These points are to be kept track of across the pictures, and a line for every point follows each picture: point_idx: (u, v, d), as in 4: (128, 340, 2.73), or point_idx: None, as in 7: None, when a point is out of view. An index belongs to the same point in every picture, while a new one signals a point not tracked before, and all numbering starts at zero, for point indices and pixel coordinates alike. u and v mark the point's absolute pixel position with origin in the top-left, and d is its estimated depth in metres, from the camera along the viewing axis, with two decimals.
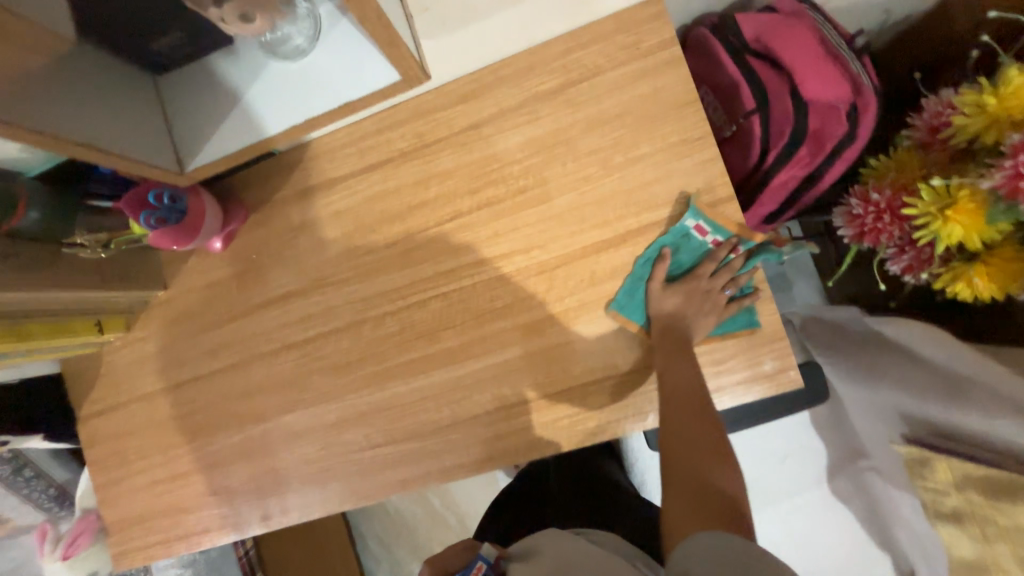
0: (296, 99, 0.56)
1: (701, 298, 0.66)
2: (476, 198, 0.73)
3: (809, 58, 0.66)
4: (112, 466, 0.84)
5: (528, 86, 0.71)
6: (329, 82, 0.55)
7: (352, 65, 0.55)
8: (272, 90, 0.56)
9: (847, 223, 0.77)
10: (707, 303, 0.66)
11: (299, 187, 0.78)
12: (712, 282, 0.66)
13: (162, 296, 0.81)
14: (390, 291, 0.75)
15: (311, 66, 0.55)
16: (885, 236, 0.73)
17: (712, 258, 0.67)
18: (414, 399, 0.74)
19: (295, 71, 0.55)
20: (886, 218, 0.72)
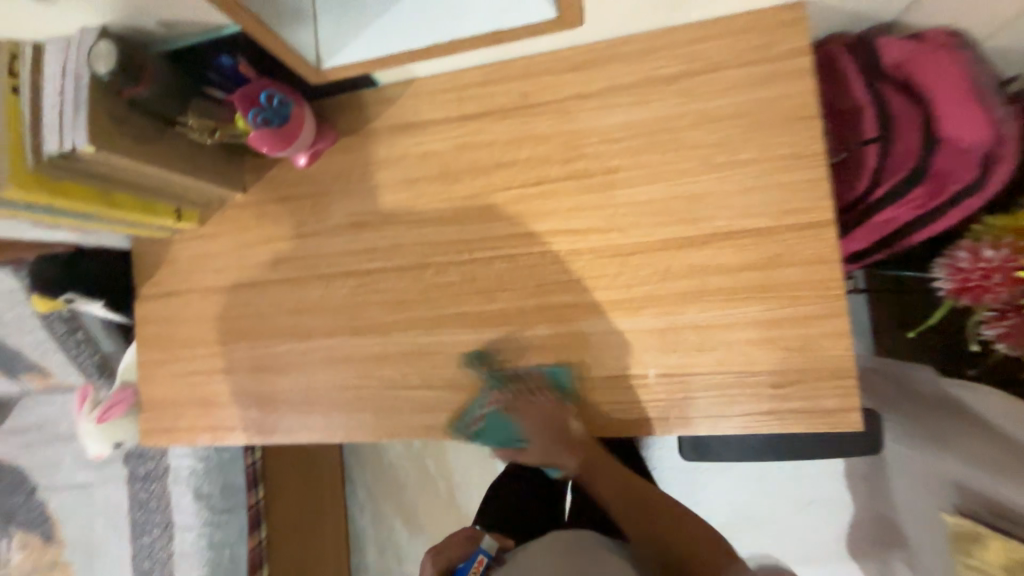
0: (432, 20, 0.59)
1: (557, 432, 0.72)
2: (565, 169, 0.72)
3: (952, 96, 0.63)
4: (159, 348, 0.87)
5: (644, 67, 0.70)
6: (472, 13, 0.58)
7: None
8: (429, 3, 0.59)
9: (948, 276, 0.73)
10: (554, 428, 0.72)
11: (393, 121, 0.78)
12: (538, 400, 0.72)
13: (239, 198, 0.84)
14: (459, 241, 0.75)
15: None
16: (989, 296, 0.70)
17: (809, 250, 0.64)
18: (458, 351, 0.74)
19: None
20: (996, 278, 0.68)
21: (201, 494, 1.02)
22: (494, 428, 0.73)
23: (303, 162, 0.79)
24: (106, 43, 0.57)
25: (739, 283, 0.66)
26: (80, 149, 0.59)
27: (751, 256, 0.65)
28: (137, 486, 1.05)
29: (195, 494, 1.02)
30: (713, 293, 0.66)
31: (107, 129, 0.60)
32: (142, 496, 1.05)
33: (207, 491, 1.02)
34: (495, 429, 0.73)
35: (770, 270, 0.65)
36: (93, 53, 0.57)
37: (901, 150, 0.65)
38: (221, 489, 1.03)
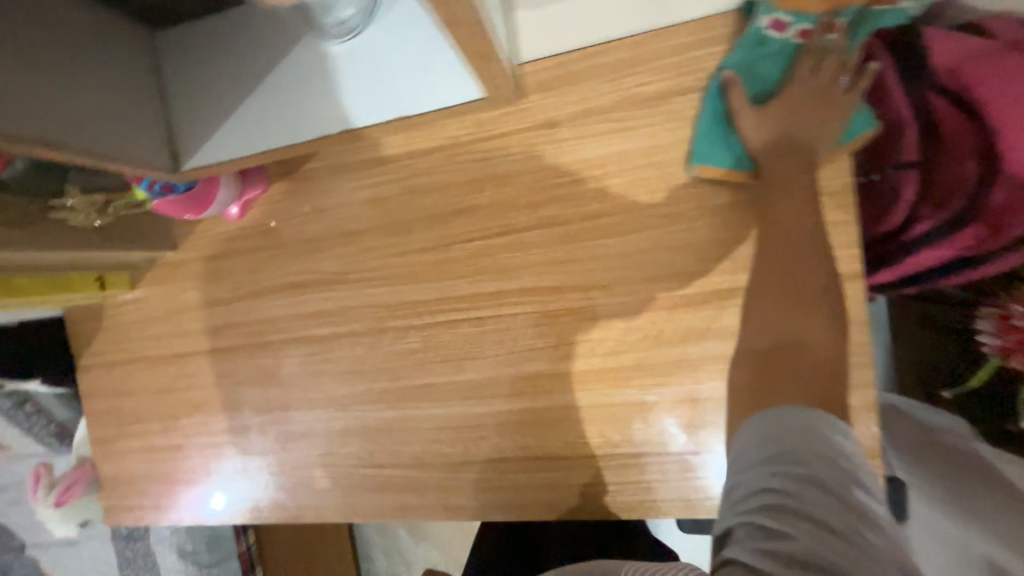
0: (319, 103, 0.54)
1: (811, 104, 0.52)
2: (535, 215, 0.60)
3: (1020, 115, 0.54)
4: (109, 422, 0.80)
5: (623, 85, 0.56)
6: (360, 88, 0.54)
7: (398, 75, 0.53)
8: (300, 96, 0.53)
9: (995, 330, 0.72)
10: (817, 108, 0.52)
11: (330, 161, 0.66)
12: (821, 75, 0.52)
13: (169, 257, 0.73)
14: (418, 303, 0.65)
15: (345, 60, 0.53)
16: None
17: None
18: (426, 426, 0.66)
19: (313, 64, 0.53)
20: None
21: (186, 552, 0.99)
22: (764, 59, 0.54)
23: (236, 213, 0.68)
24: None
25: None
26: None
27: None
28: (121, 545, 1.02)
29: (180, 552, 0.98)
30: (714, 362, 0.57)
31: None
32: (127, 554, 1.02)
33: (192, 547, 0.99)
34: (772, 60, 0.54)
35: None
36: None
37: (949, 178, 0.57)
38: (207, 543, 1.00)
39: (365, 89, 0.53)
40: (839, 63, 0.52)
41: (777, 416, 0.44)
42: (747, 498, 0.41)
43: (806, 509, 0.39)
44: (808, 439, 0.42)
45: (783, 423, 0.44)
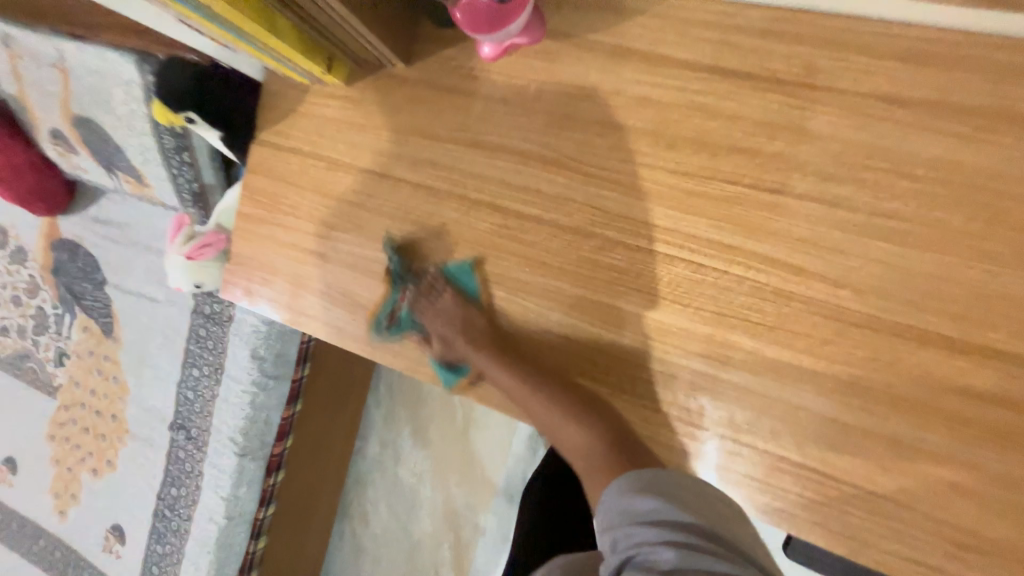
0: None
1: (439, 315, 0.69)
2: (816, 189, 0.55)
3: None
4: (263, 205, 0.79)
5: (998, 94, 0.50)
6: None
7: None
8: None
9: None
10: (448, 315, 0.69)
11: (618, 43, 0.61)
12: (429, 300, 0.70)
13: (398, 70, 0.69)
14: (642, 223, 0.61)
15: None
16: None
17: None
18: (588, 344, 0.64)
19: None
20: None
21: (256, 355, 1.00)
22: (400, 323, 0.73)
23: (487, 53, 0.63)
24: None
25: (982, 415, 0.51)
26: None
27: (1016, 391, 0.50)
28: (199, 321, 1.04)
29: (251, 352, 1.00)
30: (936, 415, 0.52)
31: None
32: (200, 332, 1.04)
33: (262, 354, 1.00)
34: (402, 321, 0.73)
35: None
36: None
37: None
38: (276, 356, 1.01)
39: None
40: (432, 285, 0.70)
41: (624, 482, 0.57)
42: (628, 540, 0.53)
43: (668, 534, 0.51)
44: (649, 485, 0.55)
45: (626, 486, 0.56)
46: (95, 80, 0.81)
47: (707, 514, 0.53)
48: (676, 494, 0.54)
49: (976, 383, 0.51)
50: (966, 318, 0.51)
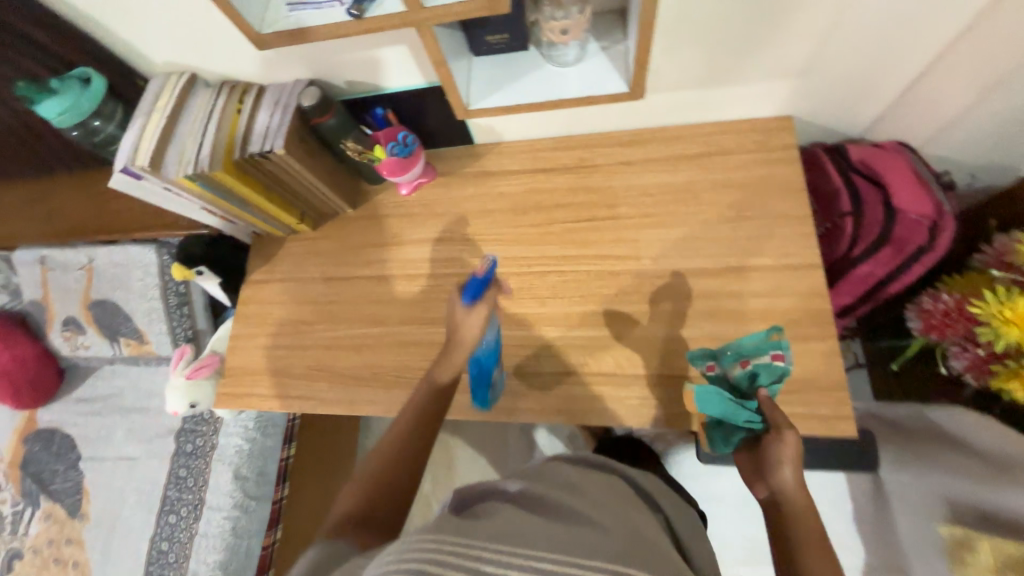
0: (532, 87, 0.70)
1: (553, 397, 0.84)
2: (609, 213, 0.93)
3: (902, 177, 0.83)
4: (253, 325, 1.03)
5: (671, 148, 0.95)
6: (609, 77, 0.68)
7: (598, 67, 0.69)
8: (524, 83, 0.71)
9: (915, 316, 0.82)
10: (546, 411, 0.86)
11: (479, 169, 1.03)
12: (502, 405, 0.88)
13: (348, 212, 1.06)
14: (522, 258, 0.94)
15: (563, 68, 0.70)
16: (951, 333, 0.77)
17: (799, 286, 0.81)
18: (511, 344, 0.89)
19: (585, 71, 0.69)
20: (954, 317, 0.77)
21: (239, 476, 1.08)
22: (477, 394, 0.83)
23: (405, 191, 1.03)
24: (315, 88, 0.85)
25: (749, 305, 0.82)
26: (276, 152, 0.83)
27: (757, 286, 0.83)
28: (180, 461, 1.12)
29: (234, 473, 1.07)
30: (726, 315, 0.82)
31: (294, 140, 0.85)
32: (180, 472, 1.11)
33: (245, 474, 1.08)
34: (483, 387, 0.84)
35: (772, 298, 0.81)
36: (304, 93, 0.84)
37: (869, 220, 0.86)
38: (258, 474, 1.09)
39: (566, 80, 0.69)
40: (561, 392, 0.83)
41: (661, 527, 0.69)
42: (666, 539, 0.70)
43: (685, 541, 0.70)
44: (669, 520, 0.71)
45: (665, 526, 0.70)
46: (117, 270, 1.09)
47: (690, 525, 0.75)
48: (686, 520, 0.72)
49: (736, 289, 0.83)
50: (713, 255, 0.86)
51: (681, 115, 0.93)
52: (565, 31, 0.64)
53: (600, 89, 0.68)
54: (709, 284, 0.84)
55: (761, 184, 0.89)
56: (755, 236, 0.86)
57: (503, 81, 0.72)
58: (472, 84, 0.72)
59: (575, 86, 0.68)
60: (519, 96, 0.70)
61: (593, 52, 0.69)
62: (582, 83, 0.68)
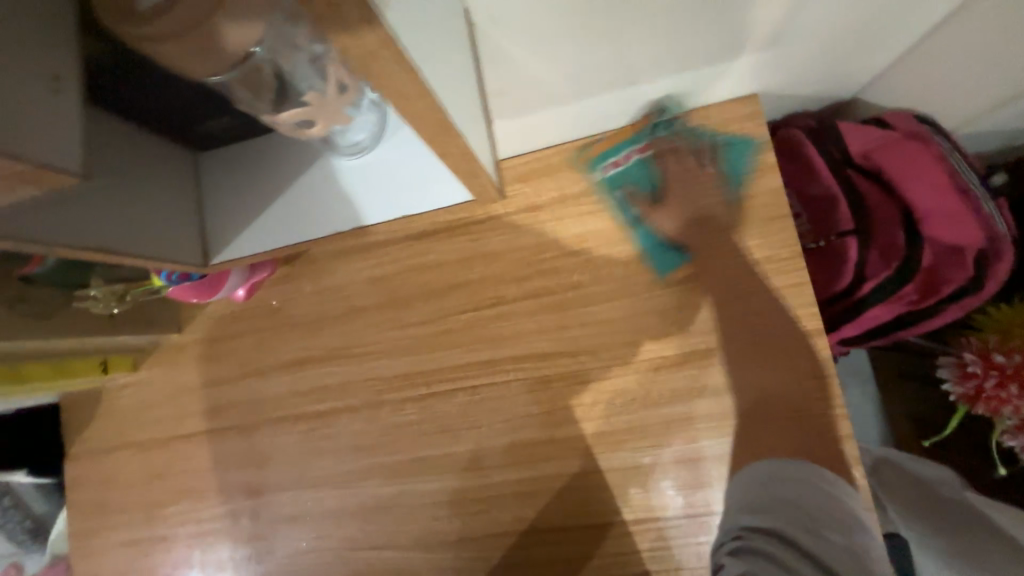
0: (328, 208, 0.52)
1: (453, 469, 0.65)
2: (522, 288, 0.65)
3: (919, 168, 0.60)
4: (91, 516, 0.77)
5: (595, 175, 0.64)
6: (450, 177, 0.52)
7: (402, 165, 0.52)
8: (290, 211, 0.52)
9: (957, 381, 0.68)
10: (489, 558, 0.63)
11: (335, 247, 0.71)
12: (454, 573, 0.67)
13: (174, 340, 0.76)
14: (414, 374, 0.67)
15: (364, 162, 0.52)
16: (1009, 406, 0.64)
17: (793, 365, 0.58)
18: (426, 502, 0.65)
19: (392, 154, 0.52)
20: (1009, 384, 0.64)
21: None
22: None
23: (241, 296, 0.71)
24: None
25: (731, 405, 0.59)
26: None
27: (739, 373, 0.59)
28: None
29: None
30: (702, 420, 0.59)
31: None
32: None
33: None
34: None
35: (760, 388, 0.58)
36: None
37: (883, 242, 0.61)
38: None
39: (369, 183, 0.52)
40: None
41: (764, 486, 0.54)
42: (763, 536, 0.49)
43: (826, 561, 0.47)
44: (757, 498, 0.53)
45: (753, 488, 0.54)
46: None
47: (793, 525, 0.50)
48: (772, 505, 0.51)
49: (708, 378, 0.60)
50: (673, 335, 0.61)
51: (554, 127, 0.60)
52: (308, 121, 0.43)
53: (429, 201, 0.53)
54: (674, 380, 0.60)
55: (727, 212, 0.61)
56: (723, 296, 0.60)
57: (265, 199, 0.53)
58: (209, 212, 0.53)
59: (415, 186, 0.52)
60: (298, 222, 0.52)
61: (389, 124, 0.52)
62: (389, 194, 0.52)
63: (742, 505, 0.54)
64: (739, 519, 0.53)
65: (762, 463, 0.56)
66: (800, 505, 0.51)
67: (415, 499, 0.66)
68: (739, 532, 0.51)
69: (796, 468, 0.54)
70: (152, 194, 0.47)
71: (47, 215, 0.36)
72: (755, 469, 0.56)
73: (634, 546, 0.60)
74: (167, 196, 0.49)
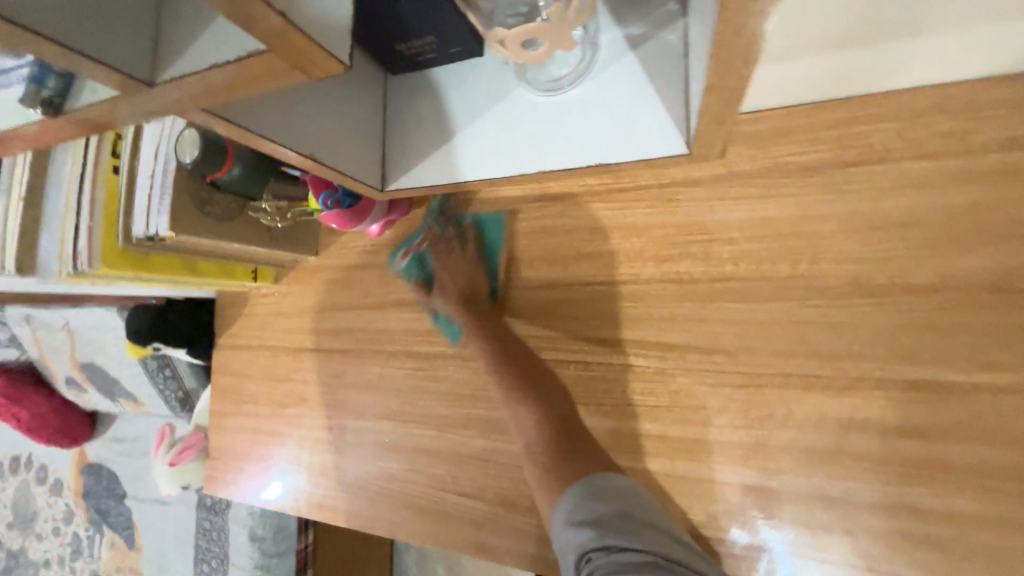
0: (515, 148, 0.50)
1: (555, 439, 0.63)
2: (660, 270, 0.59)
3: None
4: (226, 401, 0.89)
5: (774, 153, 0.55)
6: (663, 122, 0.44)
7: (607, 106, 0.46)
8: (479, 147, 0.51)
9: None
10: None
11: (468, 197, 0.70)
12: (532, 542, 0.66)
13: (310, 261, 0.82)
14: (528, 337, 0.66)
15: (560, 100, 0.48)
16: None
17: (1001, 422, 0.46)
18: (517, 464, 0.65)
19: (598, 94, 0.47)
20: None
21: (256, 537, 1.02)
22: None
23: (375, 231, 0.74)
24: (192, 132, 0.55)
25: (902, 451, 0.49)
26: (163, 234, 0.58)
27: (917, 418, 0.49)
28: (201, 515, 1.10)
29: (251, 535, 1.02)
30: (854, 459, 0.50)
31: (189, 211, 0.60)
32: (205, 525, 1.09)
33: (261, 534, 1.02)
34: None
35: (944, 440, 0.48)
36: (181, 142, 0.56)
37: None
38: (274, 533, 1.01)
39: (564, 124, 0.48)
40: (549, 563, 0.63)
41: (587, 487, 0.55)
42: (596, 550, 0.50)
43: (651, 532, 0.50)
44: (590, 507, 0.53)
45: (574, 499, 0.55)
46: (91, 335, 0.98)
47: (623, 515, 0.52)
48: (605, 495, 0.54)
49: (875, 414, 0.50)
50: (838, 355, 0.52)
51: (756, 95, 0.53)
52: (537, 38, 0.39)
53: (625, 149, 0.45)
54: (826, 406, 0.52)
55: (950, 220, 0.49)
56: (918, 322, 0.49)
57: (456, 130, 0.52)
58: (398, 141, 0.54)
59: (610, 131, 0.46)
60: (481, 158, 0.50)
61: (596, 61, 0.47)
62: (583, 138, 0.47)
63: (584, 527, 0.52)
64: (579, 545, 0.51)
65: (593, 476, 0.56)
66: (626, 511, 0.53)
67: (507, 458, 0.66)
68: (587, 554, 0.51)
69: (597, 481, 0.56)
70: (350, 116, 0.50)
71: (254, 115, 0.39)
72: (579, 493, 0.55)
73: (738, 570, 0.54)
74: (355, 108, 0.51)
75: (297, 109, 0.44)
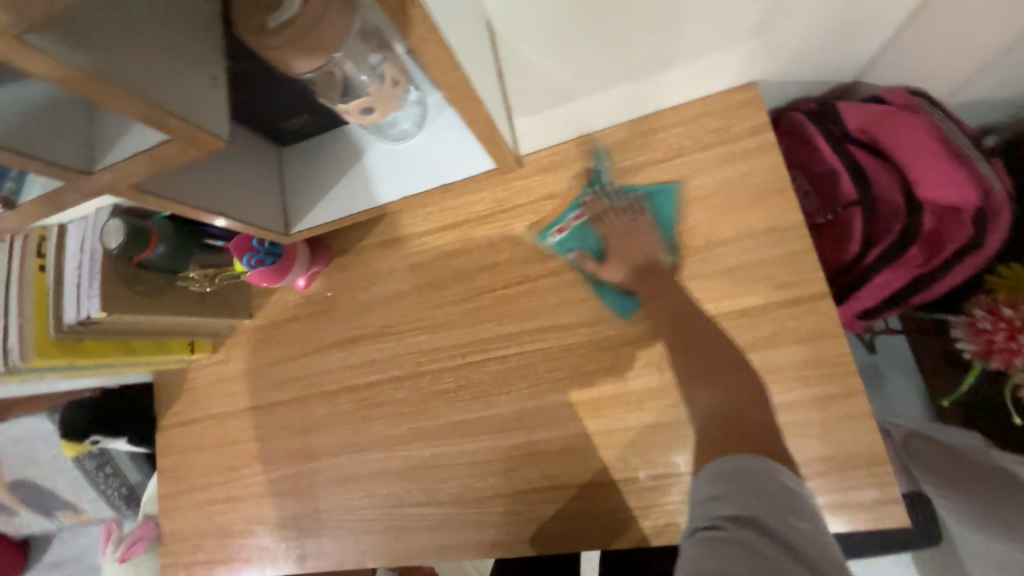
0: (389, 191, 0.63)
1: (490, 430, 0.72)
2: (546, 266, 0.72)
3: (917, 141, 0.64)
4: (177, 480, 0.89)
5: (608, 162, 0.71)
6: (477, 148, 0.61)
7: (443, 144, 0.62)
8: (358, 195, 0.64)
9: (971, 338, 0.76)
10: (521, 513, 0.69)
11: (381, 239, 0.81)
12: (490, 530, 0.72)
13: (246, 325, 0.88)
14: (450, 347, 0.76)
15: (412, 145, 0.63)
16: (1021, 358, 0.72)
17: (802, 327, 0.61)
18: (462, 462, 0.72)
19: (435, 137, 0.62)
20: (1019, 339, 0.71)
21: None
22: None
23: (303, 284, 0.83)
24: (116, 221, 0.62)
25: None
26: (96, 317, 0.64)
27: (749, 338, 0.63)
28: None
29: None
30: None
31: (119, 292, 0.66)
32: None
33: None
34: None
35: (770, 350, 0.62)
36: (105, 232, 0.62)
37: (887, 211, 0.65)
38: None
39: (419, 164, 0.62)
40: (507, 545, 0.69)
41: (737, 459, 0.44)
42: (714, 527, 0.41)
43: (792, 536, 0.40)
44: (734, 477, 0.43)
45: (720, 470, 0.45)
46: (20, 448, 0.95)
47: (762, 505, 0.41)
48: (750, 475, 0.43)
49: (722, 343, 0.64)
50: (686, 304, 0.66)
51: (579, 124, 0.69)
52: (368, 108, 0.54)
53: (457, 170, 0.62)
54: None
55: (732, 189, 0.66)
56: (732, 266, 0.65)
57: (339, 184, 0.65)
58: (289, 193, 0.66)
59: (447, 161, 0.62)
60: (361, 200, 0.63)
61: (429, 113, 0.62)
62: (429, 170, 0.62)
63: (721, 494, 0.43)
64: (701, 503, 0.44)
65: (733, 457, 0.45)
66: (771, 497, 0.42)
67: (453, 459, 0.73)
68: (715, 521, 0.42)
69: (754, 461, 0.44)
70: (243, 178, 0.60)
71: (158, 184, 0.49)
72: (730, 460, 0.45)
73: (656, 499, 0.64)
74: (250, 174, 0.61)
75: (194, 176, 0.53)
